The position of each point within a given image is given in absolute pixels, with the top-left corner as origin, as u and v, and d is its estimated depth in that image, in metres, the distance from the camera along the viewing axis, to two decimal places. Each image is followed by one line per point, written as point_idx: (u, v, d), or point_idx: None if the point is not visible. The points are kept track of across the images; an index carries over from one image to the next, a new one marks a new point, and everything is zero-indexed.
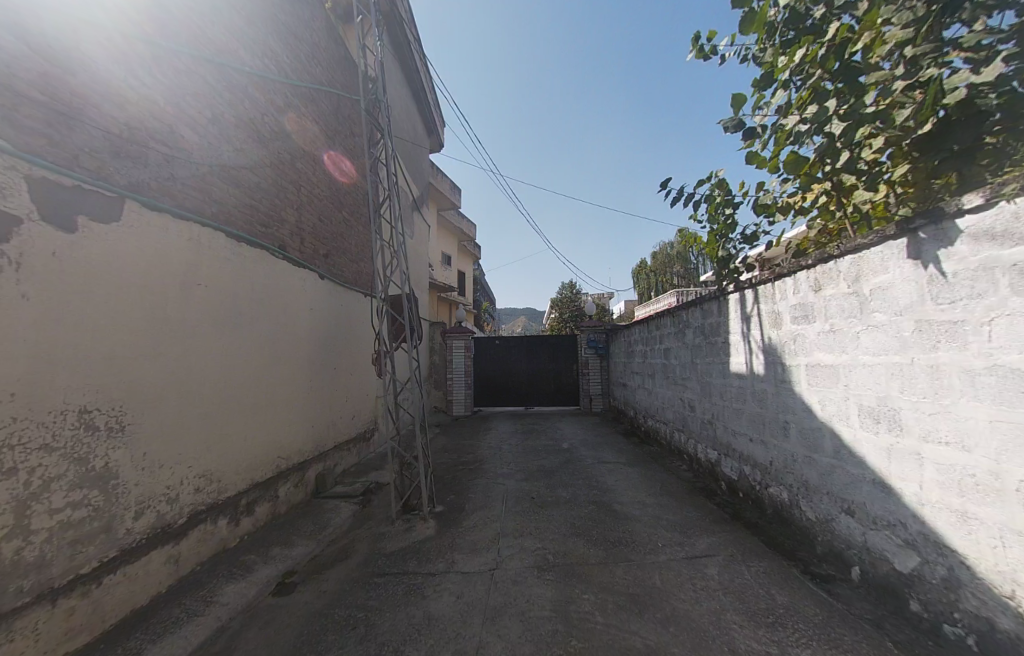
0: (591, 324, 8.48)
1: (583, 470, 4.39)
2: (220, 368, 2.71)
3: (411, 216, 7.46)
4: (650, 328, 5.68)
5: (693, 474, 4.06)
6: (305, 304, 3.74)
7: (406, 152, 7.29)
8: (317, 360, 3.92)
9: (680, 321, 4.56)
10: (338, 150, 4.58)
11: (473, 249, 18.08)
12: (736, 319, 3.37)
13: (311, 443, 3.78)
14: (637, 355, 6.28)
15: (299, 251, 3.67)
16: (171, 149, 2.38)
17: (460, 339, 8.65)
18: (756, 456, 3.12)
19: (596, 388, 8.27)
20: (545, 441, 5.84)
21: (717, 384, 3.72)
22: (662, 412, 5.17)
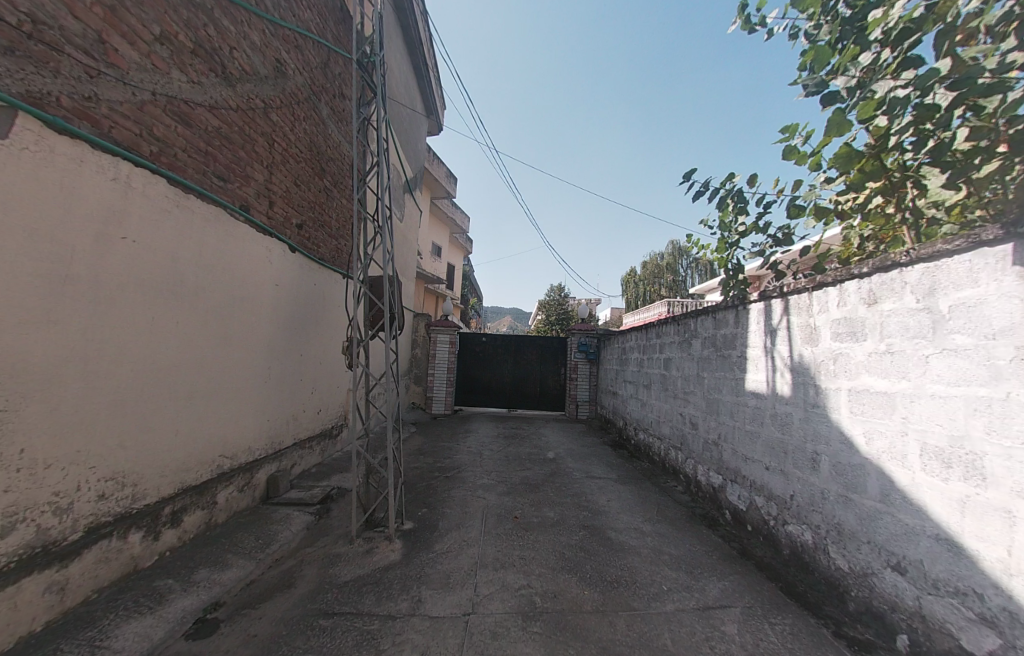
0: (583, 328, 8.11)
1: (570, 486, 3.98)
2: (148, 346, 2.18)
3: (401, 198, 6.94)
4: (649, 335, 5.31)
5: (691, 498, 3.70)
6: (269, 279, 3.22)
7: (400, 129, 6.77)
8: (278, 345, 3.40)
9: (686, 329, 4.20)
10: (323, 110, 4.06)
11: (464, 242, 17.56)
12: (757, 331, 3.01)
13: (263, 441, 3.26)
14: (632, 363, 5.91)
15: (264, 215, 3.14)
16: (98, 62, 1.86)
17: (445, 333, 8.16)
18: (771, 487, 2.77)
19: (583, 394, 7.91)
20: (528, 449, 5.42)
21: (727, 401, 3.36)
22: (656, 426, 4.81)
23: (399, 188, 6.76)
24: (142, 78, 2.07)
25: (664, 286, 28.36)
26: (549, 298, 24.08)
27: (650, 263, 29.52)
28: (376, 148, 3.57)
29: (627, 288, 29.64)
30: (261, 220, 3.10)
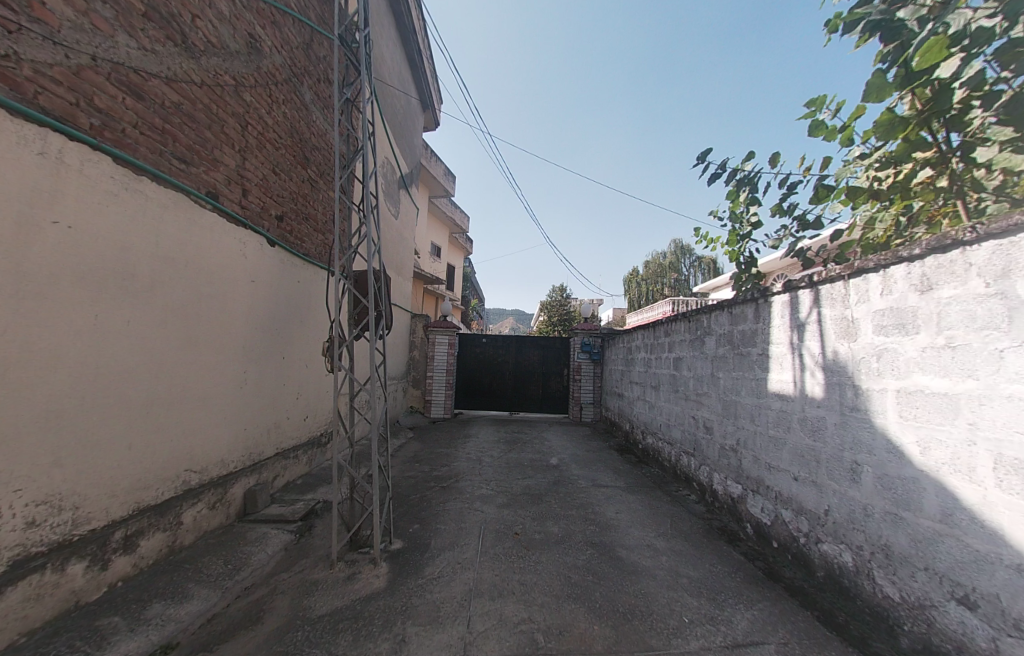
0: (585, 327, 7.81)
1: (575, 496, 3.68)
2: (91, 346, 1.92)
3: (396, 194, 6.67)
4: (657, 333, 5.01)
5: (707, 509, 3.40)
6: (244, 274, 2.95)
7: (394, 122, 6.50)
8: (256, 347, 3.12)
9: (698, 326, 3.91)
10: (306, 94, 3.79)
11: (464, 242, 17.30)
12: (782, 326, 2.71)
13: (238, 451, 2.98)
14: (638, 364, 5.61)
15: (238, 205, 2.87)
16: (20, 16, 1.59)
17: (443, 334, 7.88)
18: (800, 500, 2.47)
19: (587, 396, 7.61)
20: (530, 455, 5.12)
21: (747, 404, 3.06)
22: (666, 430, 4.50)
23: (393, 183, 6.49)
24: (76, 38, 1.79)
25: (666, 285, 28.05)
26: (550, 298, 23.78)
27: (653, 262, 29.19)
28: (362, 130, 3.27)
29: (629, 287, 29.32)
30: (234, 210, 2.83)
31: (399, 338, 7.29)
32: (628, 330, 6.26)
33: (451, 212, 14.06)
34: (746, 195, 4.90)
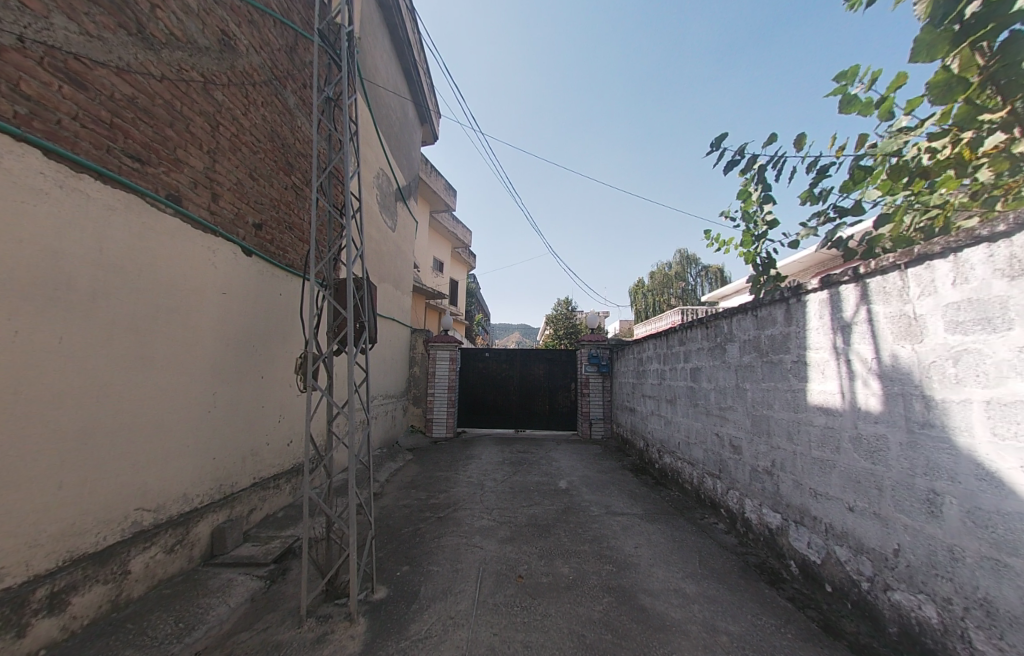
0: (592, 339, 7.44)
1: (588, 526, 3.28)
2: (9, 368, 1.62)
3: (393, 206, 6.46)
4: (670, 342, 4.63)
5: (739, 542, 2.96)
6: (213, 286, 2.66)
7: (390, 133, 6.35)
8: (229, 367, 2.82)
9: (716, 333, 3.54)
10: (289, 97, 3.58)
11: (468, 258, 17.16)
12: (821, 329, 2.34)
13: (207, 485, 2.65)
14: (651, 376, 5.20)
15: (206, 209, 2.61)
16: None
17: (445, 350, 7.56)
18: (860, 535, 2.06)
19: (597, 411, 7.19)
20: (537, 477, 4.72)
21: (782, 419, 2.66)
22: (685, 448, 4.09)
23: (390, 194, 6.30)
24: None
25: (673, 295, 27.63)
26: (556, 312, 23.44)
27: (659, 272, 28.82)
28: (342, 124, 2.95)
29: (636, 298, 28.94)
30: (202, 215, 2.56)
31: (399, 354, 6.99)
32: (638, 340, 5.88)
33: (453, 227, 13.94)
34: (760, 192, 4.58)
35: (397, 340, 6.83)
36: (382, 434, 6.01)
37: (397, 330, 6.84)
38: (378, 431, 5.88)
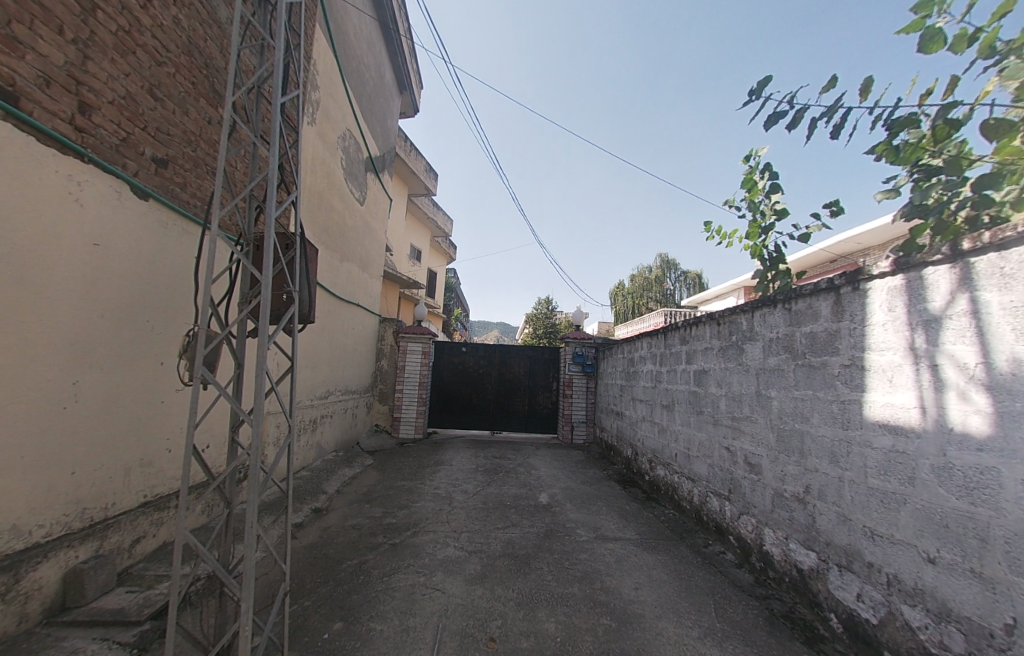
0: (577, 336, 6.89)
1: (575, 557, 2.69)
2: None
3: (362, 176, 5.70)
4: (668, 341, 4.08)
5: (757, 581, 2.45)
6: (76, 232, 1.90)
7: (361, 92, 5.56)
8: (102, 348, 2.06)
9: (727, 330, 3.02)
10: (219, 8, 2.81)
11: (447, 248, 16.37)
12: (890, 324, 1.81)
13: (60, 509, 1.90)
14: (643, 378, 4.67)
15: (67, 124, 1.85)
16: None
17: (416, 342, 6.83)
18: (945, 596, 1.55)
19: (579, 414, 6.65)
20: (514, 489, 4.11)
21: (821, 437, 2.13)
22: (683, 462, 3.57)
23: (359, 162, 5.53)
24: None
25: (652, 298, 27.63)
26: (536, 310, 22.94)
27: (639, 275, 28.79)
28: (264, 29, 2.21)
29: (616, 300, 28.78)
30: (60, 130, 1.81)
31: (364, 345, 6.23)
32: (627, 338, 5.35)
33: (432, 214, 13.15)
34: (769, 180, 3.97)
35: (361, 329, 6.06)
36: (338, 435, 5.27)
37: (362, 318, 6.08)
38: (334, 431, 5.13)
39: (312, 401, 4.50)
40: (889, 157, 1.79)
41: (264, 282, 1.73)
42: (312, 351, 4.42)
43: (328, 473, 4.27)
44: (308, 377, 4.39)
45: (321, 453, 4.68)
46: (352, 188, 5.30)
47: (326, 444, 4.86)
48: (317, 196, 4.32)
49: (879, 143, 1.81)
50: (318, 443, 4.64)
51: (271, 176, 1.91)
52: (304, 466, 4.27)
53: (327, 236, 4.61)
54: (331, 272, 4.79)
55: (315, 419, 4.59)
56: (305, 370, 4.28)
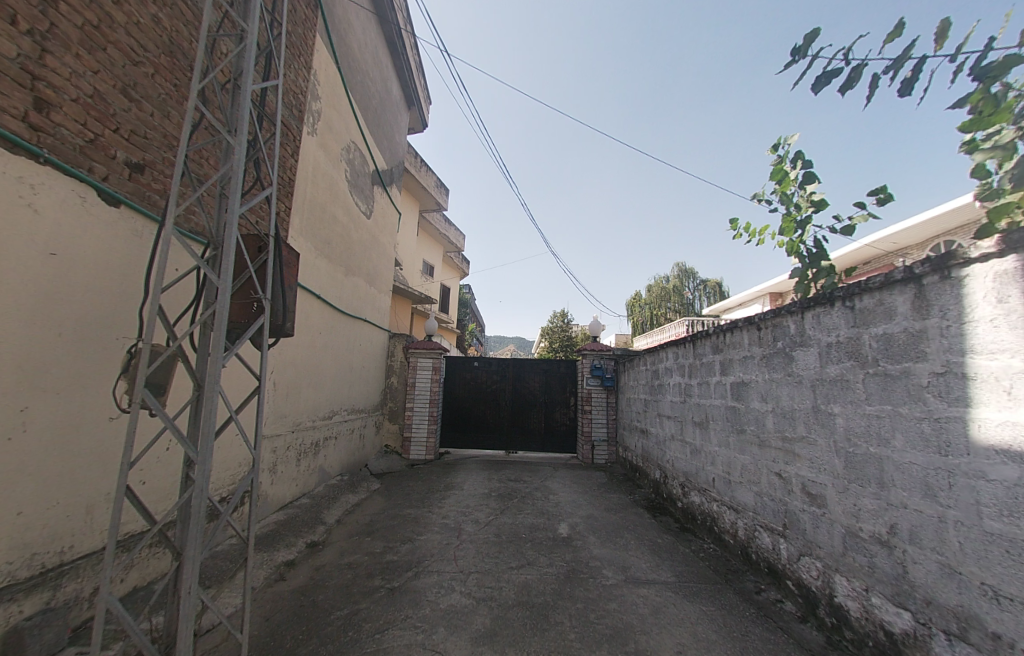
0: (595, 347, 6.50)
1: (603, 607, 2.28)
2: None
3: (369, 188, 5.54)
4: (697, 350, 3.67)
5: (829, 641, 2.00)
6: (26, 240, 1.69)
7: (367, 103, 5.45)
8: (58, 370, 1.83)
9: (771, 336, 2.62)
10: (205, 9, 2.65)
11: (460, 264, 16.28)
12: (1002, 320, 1.40)
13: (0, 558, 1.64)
14: (670, 392, 4.25)
15: (20, 121, 1.66)
16: None
17: (427, 358, 6.56)
18: None
19: (600, 431, 6.21)
20: (531, 518, 3.71)
21: (910, 465, 1.71)
22: (723, 488, 3.12)
23: (365, 174, 5.38)
24: None
25: (671, 309, 26.92)
26: (551, 324, 22.54)
27: (656, 285, 28.19)
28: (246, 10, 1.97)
29: (634, 311, 28.17)
30: (10, 127, 1.62)
31: (372, 362, 5.99)
32: (650, 348, 4.94)
33: (444, 229, 13.07)
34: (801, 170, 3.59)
35: (370, 345, 5.83)
36: (345, 458, 4.98)
37: (371, 334, 5.85)
38: (340, 454, 4.85)
39: (315, 422, 4.24)
40: (986, 109, 1.44)
41: (222, 291, 1.45)
42: (314, 369, 4.17)
43: (331, 501, 3.96)
44: (311, 397, 4.13)
45: (325, 478, 4.39)
46: (358, 200, 5.14)
47: (331, 468, 4.57)
48: (319, 207, 4.14)
49: (973, 91, 1.45)
50: (322, 467, 4.35)
51: (236, 166, 1.64)
52: (306, 493, 3.97)
53: (330, 248, 4.41)
54: (335, 287, 4.57)
55: (319, 441, 4.31)
56: (307, 389, 4.03)
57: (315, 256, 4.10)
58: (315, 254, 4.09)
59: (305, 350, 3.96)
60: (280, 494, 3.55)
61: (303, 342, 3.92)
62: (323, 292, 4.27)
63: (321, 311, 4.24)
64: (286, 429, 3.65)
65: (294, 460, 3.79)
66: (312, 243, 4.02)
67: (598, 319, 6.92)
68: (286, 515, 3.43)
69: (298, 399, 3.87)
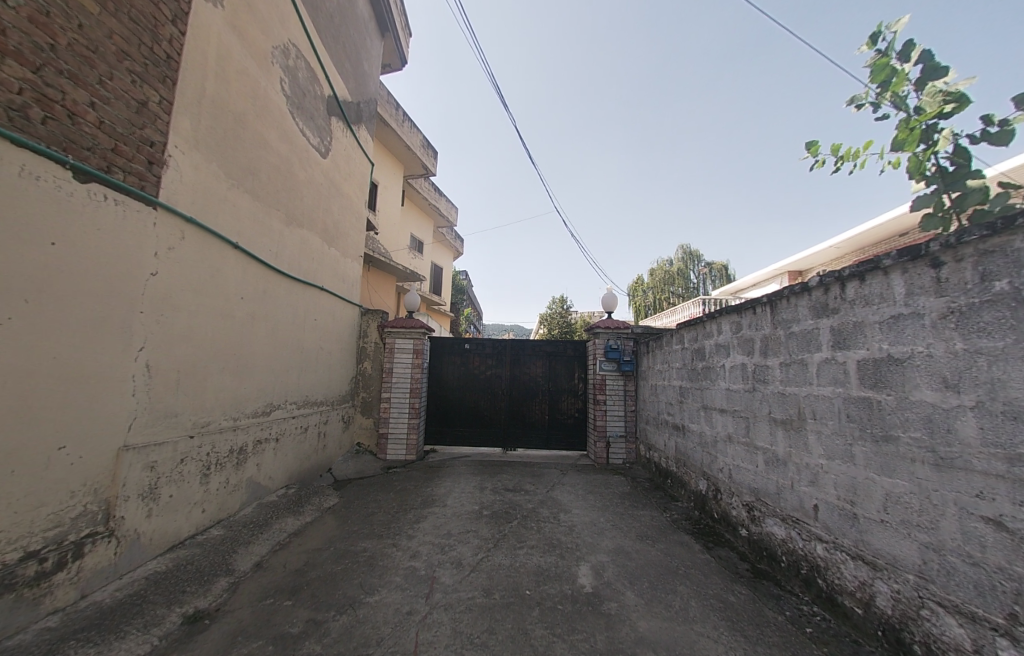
0: (609, 324, 5.31)
1: None
2: None
3: (324, 118, 4.27)
4: (780, 315, 2.50)
5: None
6: None
7: (317, 3, 4.14)
8: None
9: (976, 275, 1.47)
10: None
11: (454, 241, 14.96)
12: None
13: None
14: (724, 378, 3.08)
15: None
16: None
17: (406, 338, 5.37)
18: None
19: (616, 426, 5.09)
20: (539, 557, 2.59)
21: None
22: (844, 525, 2.00)
23: (316, 96, 4.11)
24: None
25: (674, 292, 25.74)
26: (550, 308, 21.29)
27: (660, 267, 26.94)
28: None
29: (636, 295, 26.95)
30: None
31: (338, 343, 4.80)
32: (687, 320, 3.76)
33: (434, 200, 11.75)
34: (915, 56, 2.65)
35: (333, 321, 4.62)
36: (296, 465, 3.83)
37: (334, 307, 4.64)
38: (288, 460, 3.69)
39: (240, 421, 3.06)
40: None
41: None
42: (235, 348, 2.98)
43: (256, 531, 2.82)
44: (230, 388, 2.94)
45: (258, 496, 3.23)
46: (306, 129, 3.88)
47: (270, 481, 3.42)
48: (233, 118, 2.89)
49: None
50: (253, 481, 3.19)
51: None
52: (221, 521, 2.82)
53: (257, 181, 3.18)
54: (270, 237, 3.35)
55: (248, 446, 3.14)
56: (221, 376, 2.84)
57: (229, 186, 2.87)
58: (228, 185, 2.85)
59: (216, 321, 2.77)
60: (168, 530, 2.40)
61: (210, 309, 2.71)
62: (246, 241, 3.05)
63: (244, 267, 3.02)
64: (180, 435, 2.49)
65: (198, 476, 2.64)
66: (221, 166, 2.78)
67: (612, 291, 5.72)
68: (174, 564, 2.29)
69: (203, 390, 2.69)
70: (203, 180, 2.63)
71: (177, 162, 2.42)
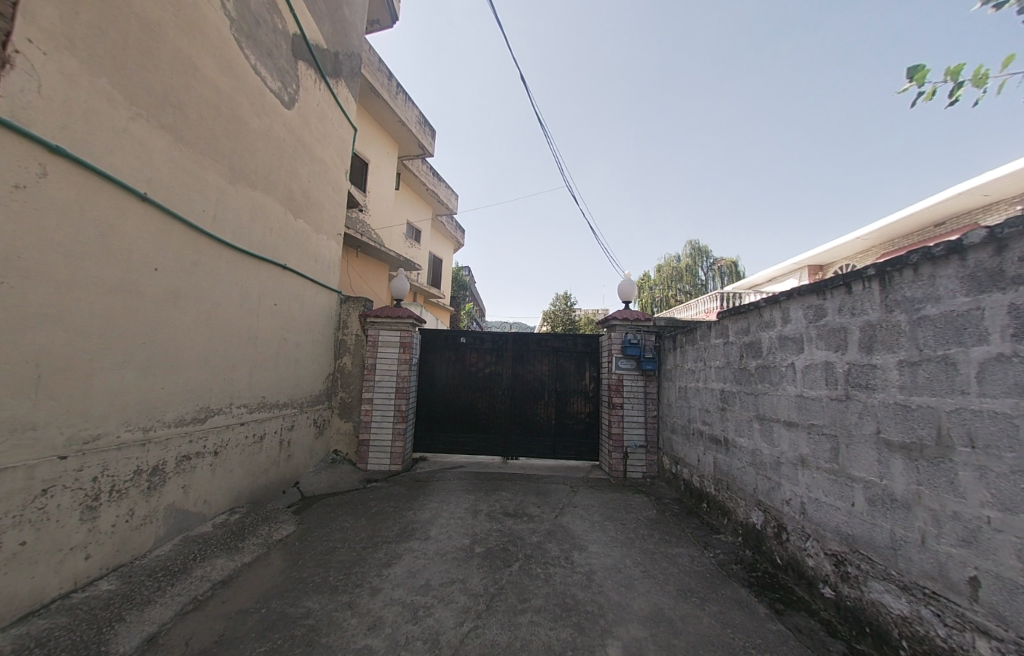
0: (627, 315, 4.55)
1: None
2: None
3: (288, 60, 3.52)
4: (898, 292, 1.74)
5: None
6: None
7: None
8: None
9: None
10: None
11: (454, 232, 14.19)
12: None
13: None
14: (795, 381, 2.32)
15: None
16: None
17: (390, 329, 4.62)
18: None
19: (634, 434, 4.34)
20: (547, 628, 1.85)
21: None
22: None
23: (275, 30, 3.36)
24: None
25: (682, 289, 24.86)
26: (554, 304, 20.59)
27: (667, 264, 26.04)
28: None
29: (642, 292, 26.05)
30: None
31: (311, 333, 4.05)
32: (733, 308, 2.99)
33: (433, 186, 11.00)
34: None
35: (303, 308, 3.87)
36: (246, 482, 3.10)
37: (305, 291, 3.89)
38: (234, 478, 2.96)
39: (152, 433, 2.32)
40: None
41: None
42: (143, 335, 2.24)
43: (164, 583, 2.09)
44: (134, 389, 2.20)
45: (183, 528, 2.50)
46: (259, 65, 3.13)
47: (204, 506, 2.69)
48: (139, 24, 2.15)
49: None
50: (175, 508, 2.46)
51: None
52: (118, 568, 2.10)
53: (181, 117, 2.43)
54: (202, 194, 2.61)
55: (167, 465, 2.41)
56: (120, 374, 2.12)
57: (130, 117, 2.13)
58: (128, 114, 2.12)
59: (106, 297, 2.03)
60: (16, 594, 1.68)
61: (95, 280, 1.97)
62: (160, 193, 2.31)
63: (158, 229, 2.30)
64: (43, 456, 1.77)
65: (77, 511, 1.91)
66: (115, 85, 2.04)
67: (630, 279, 4.95)
68: (13, 650, 1.56)
69: (85, 392, 1.95)
70: (82, 99, 1.89)
71: (31, 64, 1.69)
